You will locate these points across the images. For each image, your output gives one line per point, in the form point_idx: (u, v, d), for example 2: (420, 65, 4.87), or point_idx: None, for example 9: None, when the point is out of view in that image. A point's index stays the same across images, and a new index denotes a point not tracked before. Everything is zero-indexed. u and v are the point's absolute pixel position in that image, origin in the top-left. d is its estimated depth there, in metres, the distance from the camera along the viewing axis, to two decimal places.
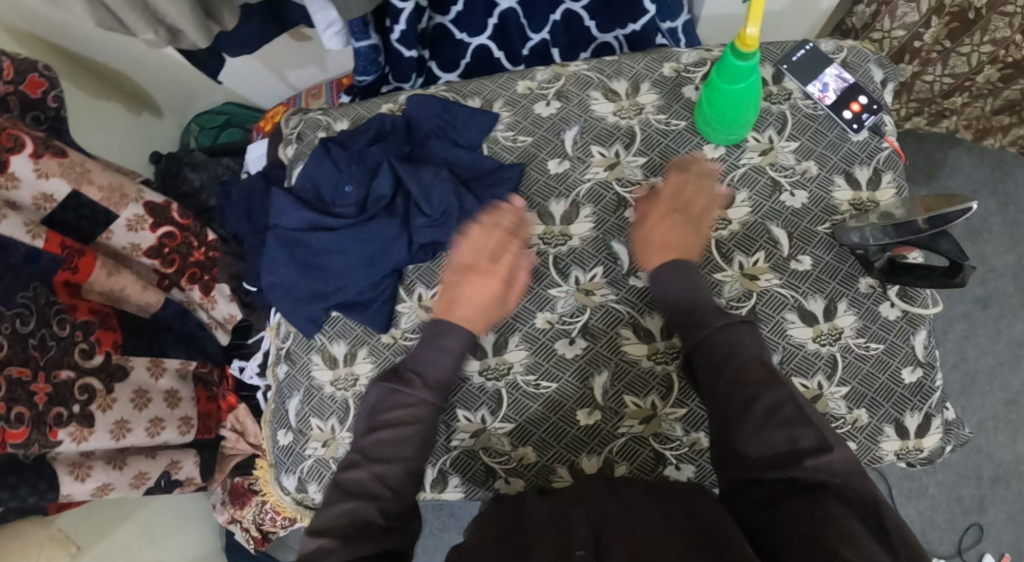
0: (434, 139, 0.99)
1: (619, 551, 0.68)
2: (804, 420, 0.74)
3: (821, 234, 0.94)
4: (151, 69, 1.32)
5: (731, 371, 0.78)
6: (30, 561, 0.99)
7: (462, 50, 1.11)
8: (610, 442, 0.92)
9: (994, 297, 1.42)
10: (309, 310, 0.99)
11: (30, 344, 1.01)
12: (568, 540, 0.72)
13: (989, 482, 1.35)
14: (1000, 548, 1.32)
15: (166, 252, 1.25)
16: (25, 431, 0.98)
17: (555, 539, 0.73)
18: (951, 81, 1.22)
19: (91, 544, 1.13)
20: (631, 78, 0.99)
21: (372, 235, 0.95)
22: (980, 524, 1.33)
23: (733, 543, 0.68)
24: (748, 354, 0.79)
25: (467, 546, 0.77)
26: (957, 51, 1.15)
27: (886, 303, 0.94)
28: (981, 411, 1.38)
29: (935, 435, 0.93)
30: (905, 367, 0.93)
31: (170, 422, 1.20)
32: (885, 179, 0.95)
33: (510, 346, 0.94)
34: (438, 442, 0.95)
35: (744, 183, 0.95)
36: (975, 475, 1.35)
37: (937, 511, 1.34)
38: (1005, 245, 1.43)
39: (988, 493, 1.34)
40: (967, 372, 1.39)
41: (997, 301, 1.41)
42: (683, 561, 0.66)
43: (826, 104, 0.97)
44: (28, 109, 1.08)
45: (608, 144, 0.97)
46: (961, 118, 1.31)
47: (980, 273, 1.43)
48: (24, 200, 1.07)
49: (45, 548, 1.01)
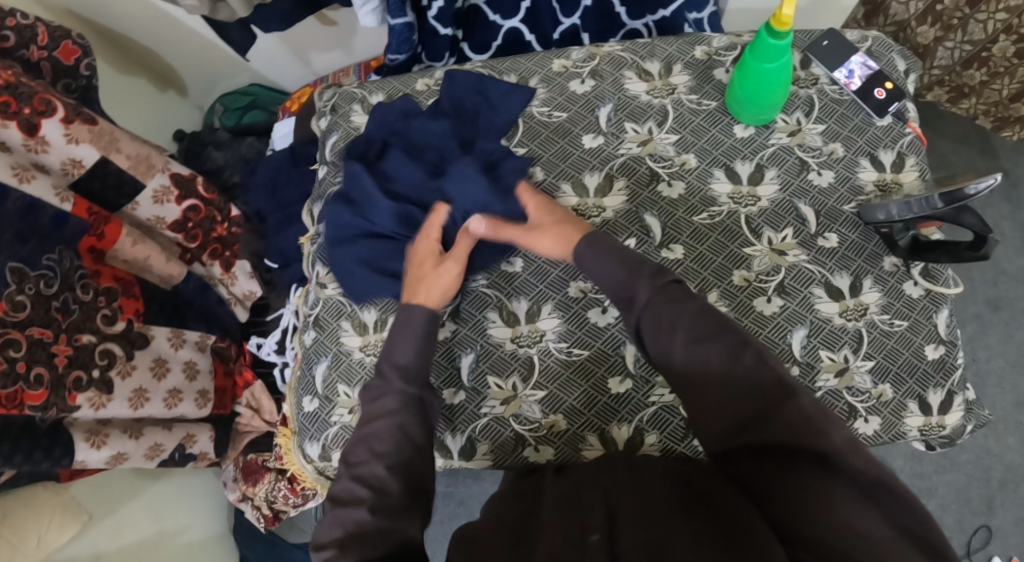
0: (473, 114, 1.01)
1: (632, 531, 0.67)
2: (761, 371, 0.72)
3: (847, 213, 0.97)
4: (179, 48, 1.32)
5: (681, 330, 0.76)
6: (42, 529, 0.99)
7: (494, 32, 1.14)
8: (640, 411, 0.93)
9: (1005, 300, 1.38)
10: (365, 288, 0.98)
11: (53, 307, 1.01)
12: (584, 521, 0.71)
13: (999, 484, 1.30)
14: (1010, 552, 1.27)
15: (190, 227, 1.25)
16: (44, 394, 0.97)
17: (569, 523, 0.72)
18: (971, 48, 1.25)
19: (103, 516, 1.12)
20: (664, 60, 1.02)
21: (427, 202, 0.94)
22: (990, 527, 1.28)
23: (733, 514, 0.67)
24: (693, 312, 0.77)
25: (475, 527, 0.77)
26: (975, 17, 1.20)
27: (909, 282, 0.96)
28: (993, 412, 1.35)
29: (957, 412, 0.94)
30: (928, 344, 0.95)
31: (188, 394, 1.19)
32: (908, 163, 0.98)
33: (543, 314, 0.96)
34: (466, 409, 0.95)
35: (773, 162, 0.98)
36: (985, 477, 1.30)
37: (948, 510, 1.28)
38: None
39: (997, 495, 1.29)
40: (977, 374, 1.35)
41: (1007, 304, 1.38)
42: (692, 537, 0.65)
43: (852, 89, 1.00)
44: (60, 76, 1.08)
45: (642, 121, 1.00)
46: (980, 101, 1.34)
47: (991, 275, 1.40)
48: (53, 164, 1.05)
49: (54, 520, 1.01)
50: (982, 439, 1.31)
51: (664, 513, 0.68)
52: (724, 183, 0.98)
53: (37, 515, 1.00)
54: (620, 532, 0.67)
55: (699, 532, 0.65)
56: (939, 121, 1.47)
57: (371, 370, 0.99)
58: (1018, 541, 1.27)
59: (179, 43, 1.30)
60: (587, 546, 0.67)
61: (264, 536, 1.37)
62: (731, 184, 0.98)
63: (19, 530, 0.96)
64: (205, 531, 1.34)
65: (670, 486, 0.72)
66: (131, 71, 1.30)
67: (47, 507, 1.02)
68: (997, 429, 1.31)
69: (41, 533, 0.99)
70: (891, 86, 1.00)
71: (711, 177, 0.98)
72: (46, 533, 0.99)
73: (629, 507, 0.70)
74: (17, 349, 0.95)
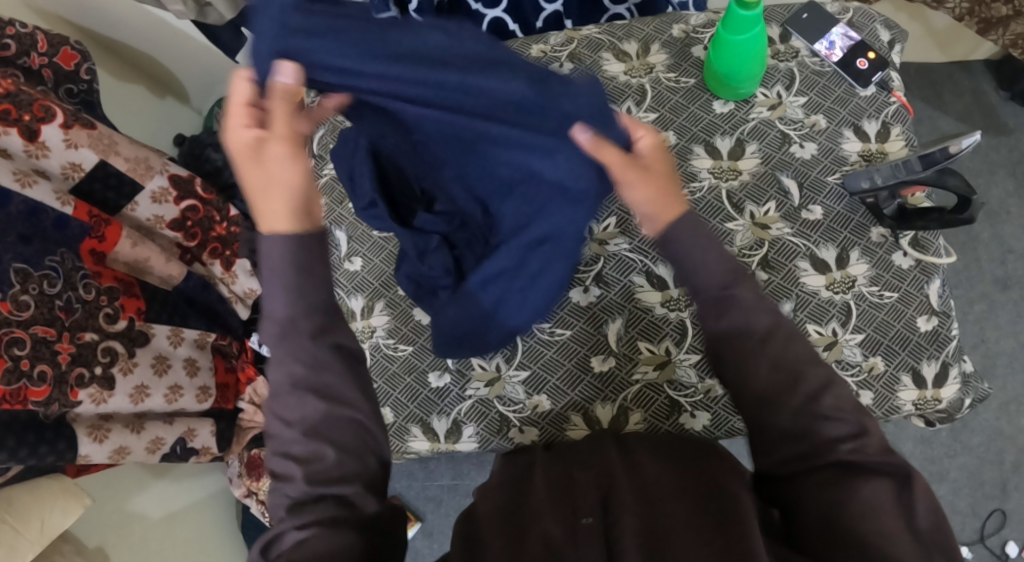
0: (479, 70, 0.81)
1: (632, 521, 0.65)
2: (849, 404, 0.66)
3: (831, 185, 0.96)
4: (177, 55, 1.36)
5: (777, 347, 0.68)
6: (42, 510, 1.01)
7: (477, 21, 1.13)
8: (624, 390, 0.93)
9: (1014, 279, 1.30)
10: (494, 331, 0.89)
11: (56, 306, 1.03)
12: (575, 504, 0.69)
13: (1012, 467, 1.23)
14: None
15: (189, 226, 1.29)
16: (47, 390, 1.00)
17: (563, 503, 0.70)
18: None
19: (108, 510, 1.17)
20: (641, 40, 1.02)
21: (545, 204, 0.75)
22: (1003, 510, 1.22)
23: (736, 517, 0.65)
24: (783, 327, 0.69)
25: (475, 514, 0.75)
26: None
27: (899, 253, 0.94)
28: (1003, 392, 1.26)
29: (953, 385, 0.91)
30: (920, 316, 0.92)
31: (189, 390, 1.21)
32: (893, 133, 0.97)
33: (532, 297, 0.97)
34: (452, 391, 0.96)
35: (754, 136, 0.97)
36: (998, 459, 1.23)
37: (960, 495, 1.22)
38: None
39: (1011, 478, 1.22)
40: (988, 354, 1.28)
41: (1017, 283, 1.30)
42: (694, 530, 0.64)
43: (833, 61, 0.99)
44: (61, 82, 1.12)
45: (620, 102, 1.00)
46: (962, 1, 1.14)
47: (999, 254, 1.31)
48: (53, 168, 1.08)
49: (56, 503, 1.03)
50: (994, 419, 1.25)
51: (667, 500, 0.68)
52: (704, 159, 0.97)
53: (39, 499, 1.01)
54: (615, 516, 0.66)
55: (707, 532, 0.64)
56: (949, 85, 1.39)
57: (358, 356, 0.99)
58: None
59: (174, 47, 1.33)
60: (577, 528, 0.66)
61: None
62: (711, 160, 0.97)
63: (20, 515, 0.98)
64: (213, 531, 1.38)
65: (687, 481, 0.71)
66: (129, 77, 1.34)
67: (52, 491, 1.04)
68: (1009, 410, 1.25)
69: (43, 517, 1.00)
70: (874, 56, 0.98)
71: (691, 153, 0.97)
72: (48, 516, 1.01)
73: (623, 490, 0.69)
74: (22, 348, 0.97)
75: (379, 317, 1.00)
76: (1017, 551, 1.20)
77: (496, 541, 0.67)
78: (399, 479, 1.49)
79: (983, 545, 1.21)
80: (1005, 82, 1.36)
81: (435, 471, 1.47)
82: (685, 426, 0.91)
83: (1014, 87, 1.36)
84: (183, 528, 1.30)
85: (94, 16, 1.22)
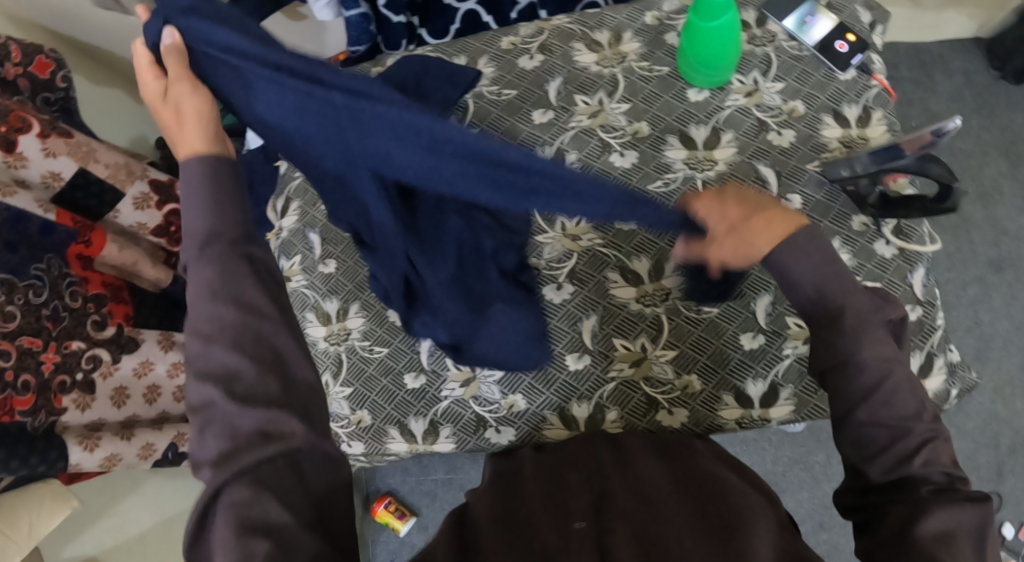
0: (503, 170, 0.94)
1: (622, 531, 0.63)
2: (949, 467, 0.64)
3: (810, 172, 0.93)
4: None
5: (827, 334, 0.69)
6: (29, 517, 1.01)
7: (451, 16, 1.13)
8: (600, 388, 0.91)
9: (1008, 261, 1.26)
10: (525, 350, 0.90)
11: (44, 315, 1.01)
12: (566, 508, 0.67)
13: (1008, 450, 1.20)
14: (1020, 519, 1.18)
15: (172, 231, 1.22)
16: (32, 398, 0.98)
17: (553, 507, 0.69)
18: None
19: (98, 514, 1.19)
20: (613, 29, 0.99)
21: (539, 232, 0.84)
22: (999, 492, 1.19)
23: (734, 523, 0.64)
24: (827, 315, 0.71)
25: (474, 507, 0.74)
26: None
27: (881, 241, 0.92)
28: (997, 375, 1.23)
29: (938, 376, 0.90)
30: (904, 306, 0.90)
31: (168, 391, 1.20)
32: (875, 117, 0.94)
33: (565, 289, 0.93)
34: (428, 392, 0.95)
35: (730, 125, 0.94)
36: (993, 442, 1.20)
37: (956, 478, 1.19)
38: (1019, 206, 1.28)
39: (1007, 461, 1.19)
40: (983, 337, 1.24)
41: (1011, 264, 1.26)
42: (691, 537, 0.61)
43: (811, 44, 0.96)
44: (38, 91, 1.06)
45: (592, 92, 0.97)
46: None
47: (992, 236, 1.28)
48: (33, 178, 1.02)
49: (43, 505, 1.03)
50: (989, 402, 1.22)
51: (659, 505, 0.67)
52: (678, 150, 0.94)
53: (26, 504, 1.02)
54: (607, 521, 0.65)
55: (704, 535, 0.63)
56: (941, 62, 1.35)
57: (336, 358, 0.98)
58: None
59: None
60: (571, 534, 0.64)
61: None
62: (686, 150, 0.94)
63: (7, 522, 0.99)
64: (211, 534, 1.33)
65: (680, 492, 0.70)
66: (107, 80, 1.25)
67: (40, 491, 1.04)
68: (1004, 393, 1.21)
69: (31, 522, 1.01)
70: (854, 39, 0.96)
71: (665, 144, 0.94)
72: (36, 520, 1.02)
73: (616, 498, 0.68)
74: (6, 359, 0.95)
75: (354, 319, 0.99)
76: (1012, 533, 1.18)
77: (497, 541, 0.65)
78: (394, 473, 1.47)
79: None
80: (997, 61, 1.32)
81: (429, 466, 1.46)
82: (663, 423, 0.90)
83: (1006, 65, 1.30)
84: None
85: (66, 20, 1.13)
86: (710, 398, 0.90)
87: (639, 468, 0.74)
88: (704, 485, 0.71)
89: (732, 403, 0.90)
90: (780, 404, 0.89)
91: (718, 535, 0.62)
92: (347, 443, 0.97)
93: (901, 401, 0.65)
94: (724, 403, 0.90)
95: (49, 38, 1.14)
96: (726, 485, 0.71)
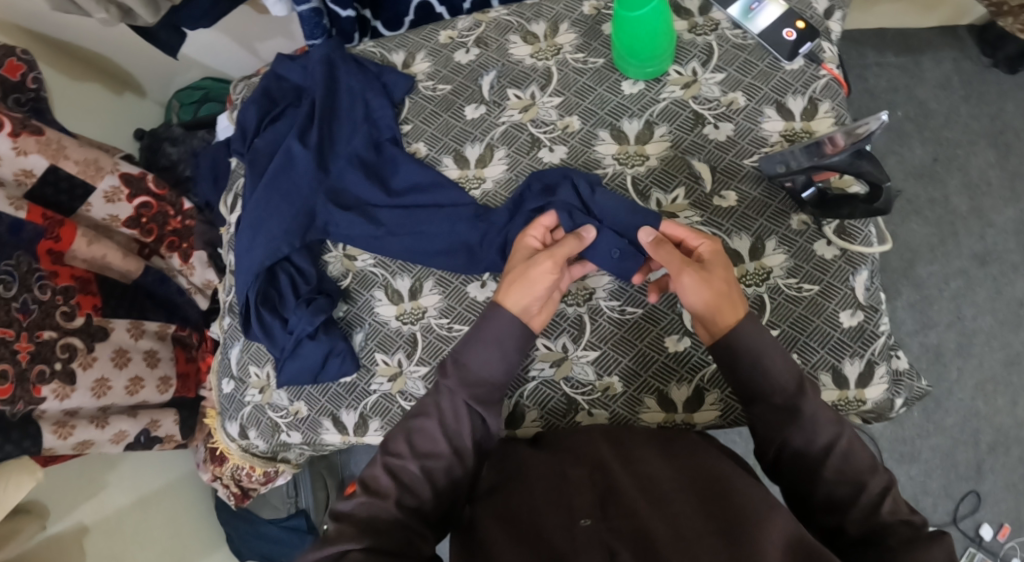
0: (377, 150, 0.97)
1: (628, 533, 0.61)
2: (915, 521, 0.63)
3: (747, 168, 0.89)
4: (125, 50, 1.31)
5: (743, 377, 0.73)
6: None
7: (404, 8, 1.12)
8: (522, 386, 0.89)
9: (994, 254, 1.20)
10: (330, 343, 0.92)
11: (14, 308, 0.98)
12: (569, 502, 0.66)
13: (987, 448, 1.15)
14: (999, 518, 1.14)
15: (144, 222, 1.22)
16: (10, 389, 0.96)
17: (554, 499, 0.67)
18: None
19: (79, 500, 1.12)
20: (550, 20, 0.97)
21: (433, 214, 0.93)
22: (978, 492, 1.15)
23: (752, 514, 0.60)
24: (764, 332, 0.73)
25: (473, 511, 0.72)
26: None
27: (822, 241, 0.86)
28: (978, 372, 1.17)
29: (879, 385, 0.83)
30: (844, 311, 0.85)
31: (150, 381, 1.16)
32: (822, 109, 0.88)
33: (487, 284, 0.91)
34: (358, 386, 0.93)
35: (664, 118, 0.91)
36: (972, 440, 1.16)
37: (931, 477, 1.15)
38: (1007, 198, 1.22)
39: (986, 459, 1.15)
40: (965, 332, 1.18)
41: (996, 258, 1.20)
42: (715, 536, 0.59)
43: (755, 32, 0.91)
44: (8, 93, 1.06)
45: (524, 86, 0.95)
46: None
47: (976, 227, 1.22)
48: (5, 176, 1.04)
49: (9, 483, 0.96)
50: (970, 399, 1.17)
51: (667, 501, 0.63)
52: (608, 144, 0.91)
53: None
54: (615, 518, 0.63)
55: (715, 527, 0.60)
56: (926, 49, 1.28)
57: None
58: (1009, 506, 1.14)
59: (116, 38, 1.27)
60: (577, 531, 0.62)
61: (267, 534, 1.31)
62: (617, 145, 0.91)
63: None
64: (189, 521, 1.32)
65: (688, 477, 0.67)
66: (83, 76, 1.27)
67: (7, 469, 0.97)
68: (987, 390, 1.16)
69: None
70: (803, 25, 0.90)
71: (595, 138, 0.92)
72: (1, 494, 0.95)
73: (626, 493, 0.65)
74: None
75: None
76: (991, 534, 1.13)
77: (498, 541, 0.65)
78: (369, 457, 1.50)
79: (956, 528, 1.14)
80: (989, 48, 1.26)
81: None
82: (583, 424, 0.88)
83: (997, 52, 1.25)
84: (157, 514, 1.25)
85: (39, 19, 1.16)
86: (631, 400, 0.87)
87: (655, 458, 0.70)
88: (703, 475, 0.67)
89: (654, 407, 0.87)
90: (705, 409, 0.86)
91: (730, 526, 0.59)
92: (287, 432, 0.97)
93: (856, 456, 0.66)
94: (645, 406, 0.87)
95: (27, 39, 1.16)
96: (728, 472, 0.68)
